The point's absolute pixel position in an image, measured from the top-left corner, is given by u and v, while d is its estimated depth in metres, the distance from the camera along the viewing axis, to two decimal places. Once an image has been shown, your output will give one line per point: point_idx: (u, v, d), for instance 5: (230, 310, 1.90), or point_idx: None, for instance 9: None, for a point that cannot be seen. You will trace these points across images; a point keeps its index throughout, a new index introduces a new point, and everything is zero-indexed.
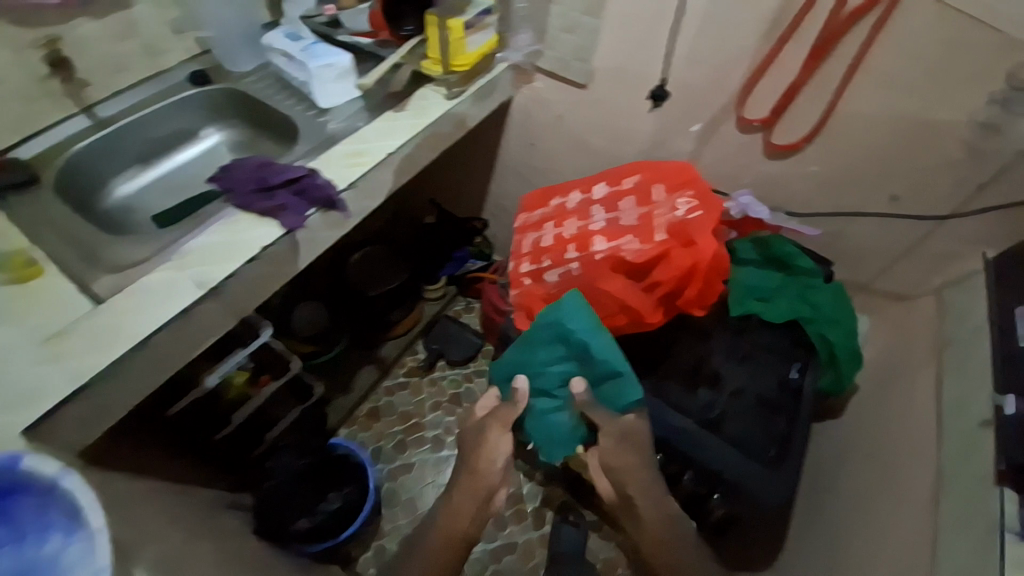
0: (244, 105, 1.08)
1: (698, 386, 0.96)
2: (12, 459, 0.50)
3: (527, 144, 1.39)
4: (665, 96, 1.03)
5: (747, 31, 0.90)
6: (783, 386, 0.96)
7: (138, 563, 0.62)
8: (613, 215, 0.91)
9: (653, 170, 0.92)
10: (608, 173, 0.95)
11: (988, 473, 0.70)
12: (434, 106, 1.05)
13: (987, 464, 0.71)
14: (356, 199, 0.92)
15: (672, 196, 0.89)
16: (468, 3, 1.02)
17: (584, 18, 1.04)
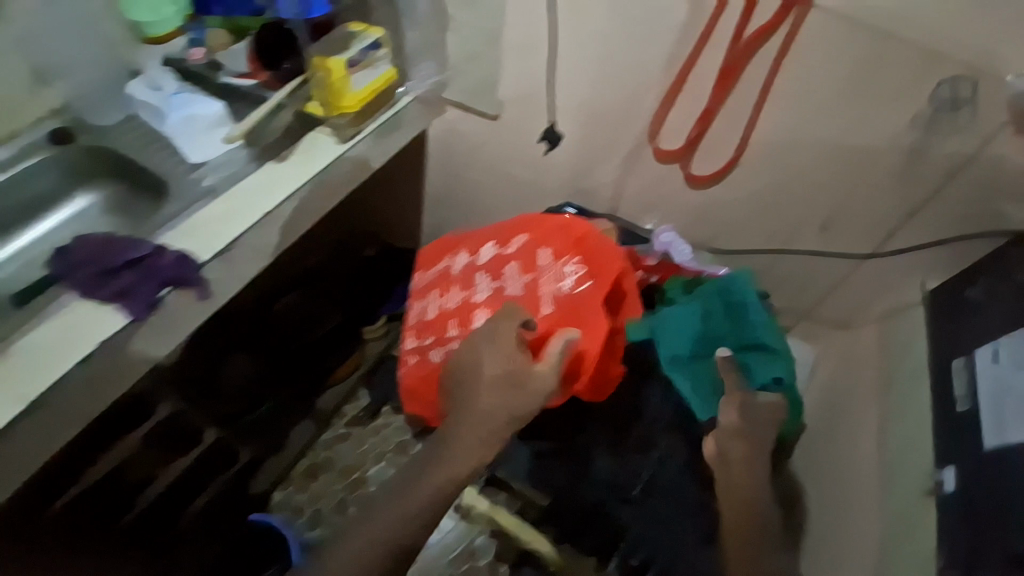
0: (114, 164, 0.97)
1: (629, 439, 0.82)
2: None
3: (450, 177, 1.29)
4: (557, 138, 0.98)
5: (649, 56, 0.82)
6: None
7: None
8: (498, 284, 0.78)
9: (544, 229, 0.79)
10: (495, 232, 0.83)
11: (932, 553, 0.62)
12: (324, 152, 0.95)
13: (931, 541, 0.63)
14: (225, 271, 0.82)
15: (562, 259, 0.77)
16: (352, 36, 0.93)
17: (481, 48, 0.96)
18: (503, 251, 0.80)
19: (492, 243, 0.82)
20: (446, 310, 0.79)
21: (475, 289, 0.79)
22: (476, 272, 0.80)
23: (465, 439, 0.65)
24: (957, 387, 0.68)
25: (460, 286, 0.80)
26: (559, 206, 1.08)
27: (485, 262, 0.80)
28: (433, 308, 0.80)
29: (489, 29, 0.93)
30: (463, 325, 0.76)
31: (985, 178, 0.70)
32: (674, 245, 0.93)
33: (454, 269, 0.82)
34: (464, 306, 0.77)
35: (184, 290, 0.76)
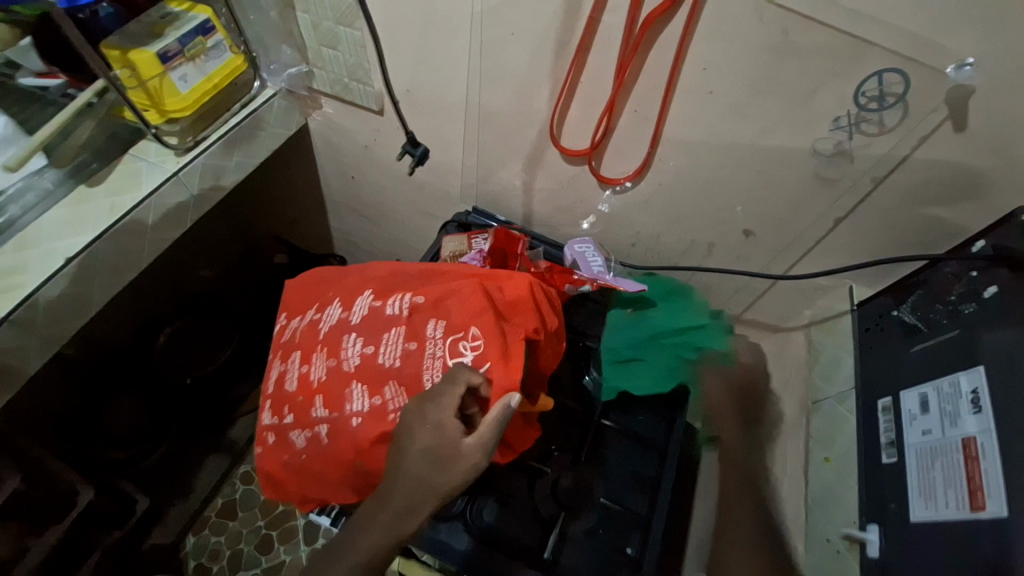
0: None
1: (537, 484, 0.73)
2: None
3: (347, 177, 1.11)
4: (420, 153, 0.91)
5: (535, 40, 0.67)
6: (639, 478, 0.76)
7: None
8: (369, 349, 0.62)
9: (435, 287, 0.65)
10: (381, 282, 0.68)
11: None
12: (151, 173, 0.78)
13: None
14: (23, 339, 0.67)
15: (457, 328, 0.61)
16: (171, 20, 0.73)
17: (341, 31, 0.79)
18: (381, 308, 0.64)
19: (370, 294, 0.67)
20: (309, 382, 0.63)
21: (342, 355, 0.63)
22: (347, 333, 0.64)
23: (424, 488, 0.54)
24: (881, 433, 0.62)
25: (326, 350, 0.64)
26: (464, 212, 0.97)
27: (360, 320, 0.64)
28: (294, 378, 0.65)
29: (345, 7, 0.75)
30: (330, 404, 0.62)
31: (917, 183, 0.61)
32: (585, 255, 0.83)
33: (324, 327, 0.66)
34: (330, 378, 0.62)
35: None
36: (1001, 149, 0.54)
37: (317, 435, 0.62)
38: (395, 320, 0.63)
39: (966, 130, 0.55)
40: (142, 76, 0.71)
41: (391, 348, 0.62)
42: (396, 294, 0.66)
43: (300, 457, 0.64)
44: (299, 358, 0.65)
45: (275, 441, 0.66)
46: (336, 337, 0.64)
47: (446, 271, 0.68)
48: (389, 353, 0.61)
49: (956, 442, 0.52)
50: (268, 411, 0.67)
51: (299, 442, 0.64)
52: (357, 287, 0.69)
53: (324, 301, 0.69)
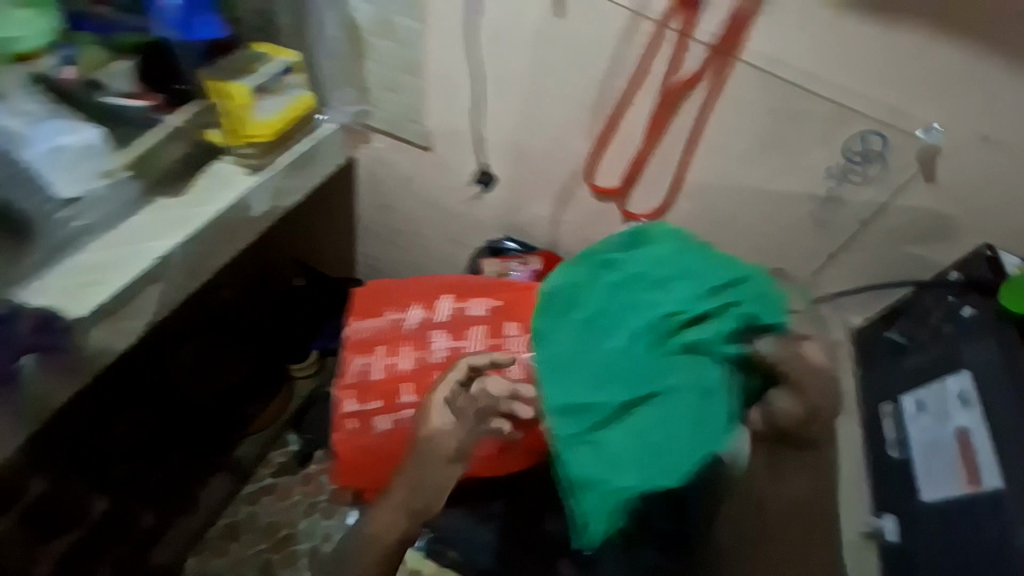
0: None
1: None
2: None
3: (383, 206, 1.21)
4: (492, 180, 0.98)
5: (578, 97, 0.81)
6: None
7: None
8: (456, 343, 0.71)
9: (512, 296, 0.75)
10: (455, 289, 0.78)
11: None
12: (227, 189, 0.85)
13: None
14: (106, 332, 0.72)
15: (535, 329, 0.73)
16: (257, 61, 0.86)
17: (404, 78, 0.91)
18: (465, 309, 0.74)
19: (449, 298, 0.75)
20: (396, 371, 0.71)
21: (428, 347, 0.71)
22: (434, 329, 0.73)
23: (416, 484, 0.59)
24: (887, 433, 0.72)
25: (414, 343, 0.72)
26: (496, 241, 1.06)
27: (444, 319, 0.74)
28: (380, 367, 0.71)
29: (412, 59, 0.88)
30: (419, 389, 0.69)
31: (898, 227, 0.74)
32: None
33: (407, 324, 0.74)
34: (419, 368, 0.70)
35: (47, 356, 0.66)
36: (962, 198, 0.68)
37: (401, 418, 0.69)
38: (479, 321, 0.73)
39: (935, 184, 0.68)
40: (233, 106, 0.82)
41: (474, 343, 0.72)
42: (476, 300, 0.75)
43: (383, 440, 0.69)
44: (385, 351, 0.72)
45: (355, 427, 0.70)
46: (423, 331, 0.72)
47: (510, 283, 0.78)
48: (473, 347, 0.71)
49: (953, 433, 0.62)
50: (349, 399, 0.71)
51: (382, 426, 0.69)
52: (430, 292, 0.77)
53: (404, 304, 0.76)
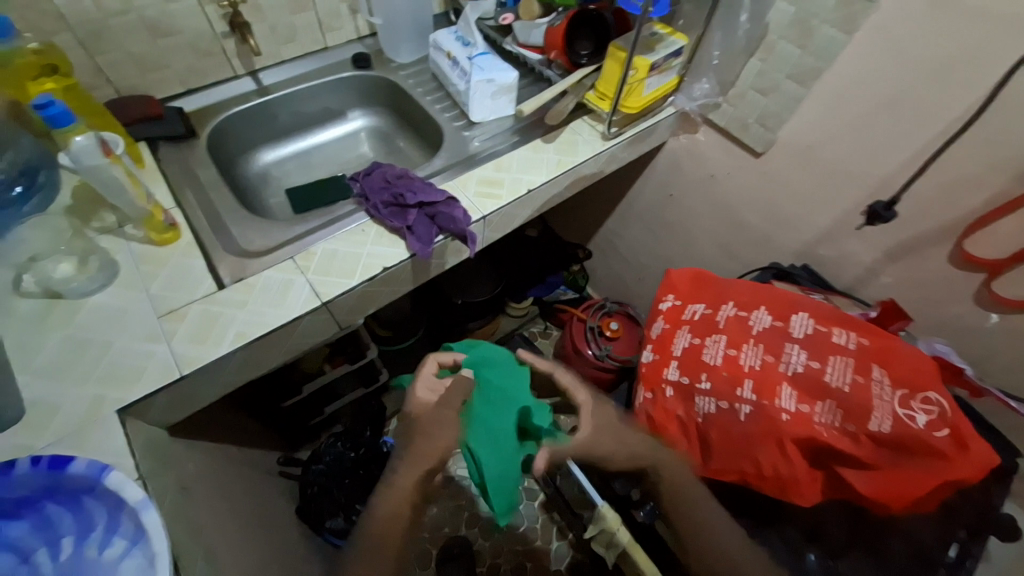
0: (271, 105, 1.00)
1: (802, 526, 0.76)
2: (100, 470, 0.50)
3: (665, 194, 1.26)
4: (887, 216, 0.86)
5: (1010, 156, 0.72)
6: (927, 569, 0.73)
7: (202, 537, 0.61)
8: (816, 364, 0.62)
9: (880, 339, 0.63)
10: (815, 308, 0.68)
11: None
12: (586, 145, 0.96)
13: None
14: (481, 231, 0.86)
15: (910, 386, 0.59)
16: (658, 40, 0.91)
17: (787, 84, 0.90)
18: (827, 333, 0.64)
19: (807, 315, 0.67)
20: (738, 364, 0.65)
21: (782, 357, 0.64)
22: (786, 340, 0.65)
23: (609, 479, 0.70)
24: None
25: (763, 345, 0.66)
26: (783, 266, 1.06)
27: (801, 334, 0.65)
28: (718, 353, 0.67)
29: (811, 71, 0.86)
30: (759, 390, 0.63)
31: None
32: (949, 355, 0.80)
33: (753, 324, 0.68)
34: (765, 370, 0.64)
35: (455, 238, 0.80)
36: None
37: (734, 411, 0.64)
38: (840, 352, 0.62)
39: None
40: (633, 76, 0.88)
41: (838, 372, 0.62)
42: (841, 330, 0.64)
43: (701, 422, 0.66)
44: (725, 341, 0.68)
45: (673, 395, 0.70)
46: (768, 336, 0.66)
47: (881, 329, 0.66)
48: (836, 376, 0.61)
49: None
50: (675, 367, 0.70)
51: (704, 408, 0.66)
52: (776, 299, 0.70)
53: (752, 302, 0.70)
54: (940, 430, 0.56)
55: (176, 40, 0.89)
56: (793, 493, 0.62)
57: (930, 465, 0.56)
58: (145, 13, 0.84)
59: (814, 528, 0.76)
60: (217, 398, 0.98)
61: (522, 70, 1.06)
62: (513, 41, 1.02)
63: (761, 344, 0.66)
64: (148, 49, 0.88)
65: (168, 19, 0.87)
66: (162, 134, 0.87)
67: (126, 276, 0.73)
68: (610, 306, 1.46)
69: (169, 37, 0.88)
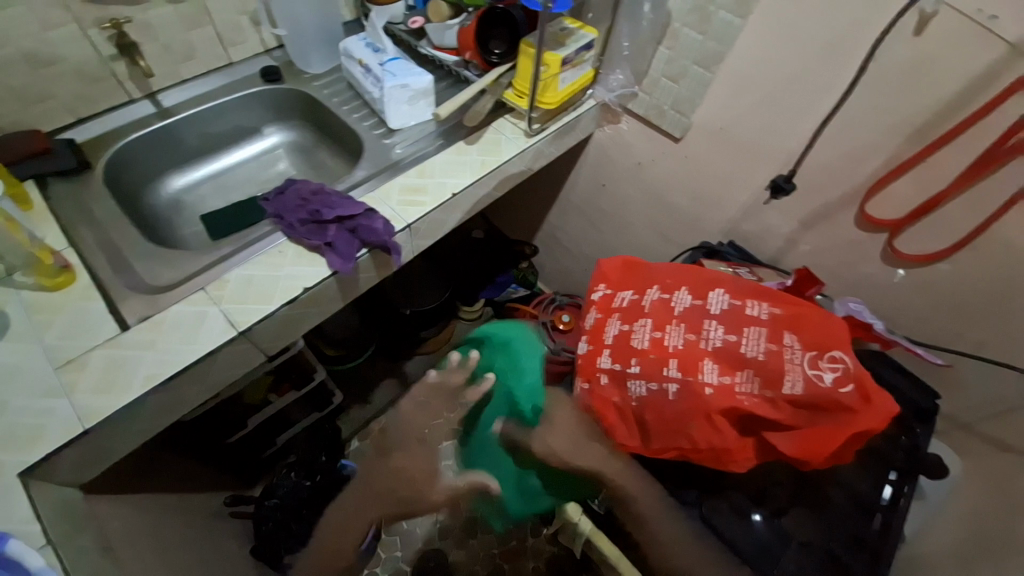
0: (175, 127, 0.94)
1: (749, 495, 0.78)
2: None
3: (598, 184, 1.28)
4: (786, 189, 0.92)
5: (894, 123, 0.77)
6: (864, 516, 0.78)
7: None
8: (732, 337, 0.65)
9: (791, 307, 0.66)
10: (731, 283, 0.71)
11: None
12: (509, 143, 0.96)
13: None
14: (409, 240, 0.85)
15: (818, 349, 0.62)
16: (569, 35, 0.92)
17: (694, 69, 0.94)
18: (741, 306, 0.67)
19: (723, 291, 0.69)
20: (664, 346, 0.67)
21: (703, 334, 0.67)
22: (706, 317, 0.68)
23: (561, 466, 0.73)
24: None
25: (685, 325, 0.68)
26: (714, 244, 1.10)
27: (719, 310, 0.68)
28: (645, 337, 0.69)
29: (714, 54, 0.89)
30: (684, 368, 0.65)
31: None
32: (863, 314, 0.85)
33: (675, 305, 0.70)
34: (688, 349, 0.66)
35: (379, 251, 0.78)
36: None
37: (663, 391, 0.65)
38: (753, 323, 0.65)
39: None
40: (545, 72, 0.89)
41: (753, 343, 0.64)
42: (754, 301, 0.67)
43: (635, 406, 0.68)
44: (651, 325, 0.70)
45: (608, 382, 0.71)
46: (690, 315, 0.69)
47: (790, 295, 0.70)
48: (752, 346, 0.64)
49: None
50: (607, 356, 0.71)
51: (636, 391, 0.68)
52: (696, 279, 0.72)
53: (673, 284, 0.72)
54: (846, 385, 0.59)
55: (59, 68, 0.83)
56: (728, 462, 0.64)
57: (842, 421, 0.60)
58: (21, 42, 0.78)
59: (758, 492, 0.79)
60: (145, 444, 0.92)
61: (439, 73, 1.04)
62: (428, 44, 1.00)
63: (684, 323, 0.68)
64: (27, 79, 0.81)
65: (47, 46, 0.80)
66: (52, 169, 0.80)
67: (18, 328, 0.67)
68: (560, 299, 1.49)
69: (51, 65, 0.82)
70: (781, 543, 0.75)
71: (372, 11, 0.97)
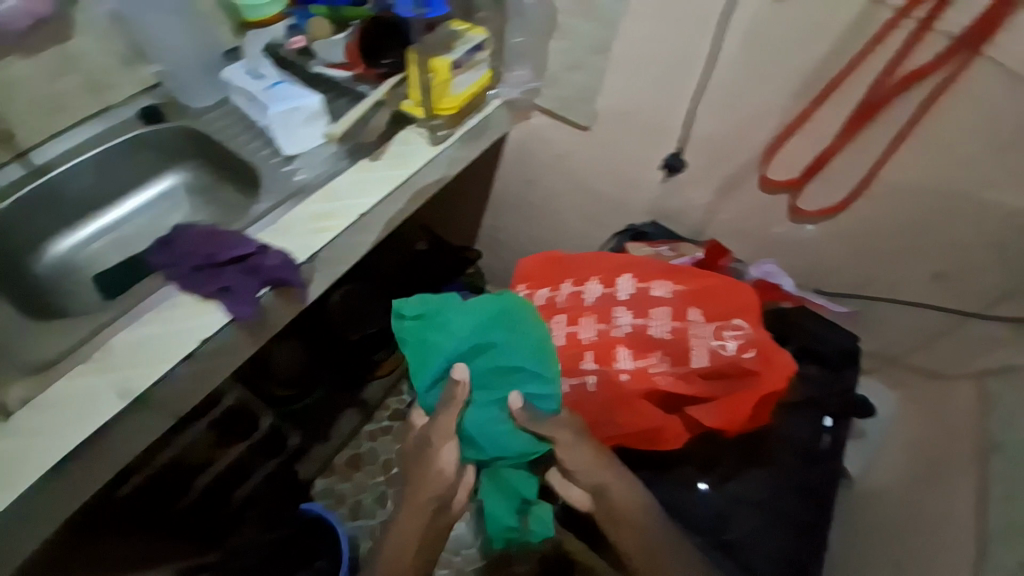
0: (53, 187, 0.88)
1: (698, 469, 0.79)
2: None
3: (525, 180, 1.24)
4: (681, 166, 0.94)
5: (778, 85, 0.78)
6: (807, 466, 0.81)
7: None
8: (641, 321, 0.65)
9: (692, 280, 0.68)
10: (636, 265, 0.71)
11: None
12: (418, 154, 0.92)
13: None
14: (320, 269, 0.81)
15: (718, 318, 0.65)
16: (456, 38, 0.91)
17: (590, 59, 0.92)
18: (646, 287, 0.68)
19: (628, 275, 0.70)
20: (578, 340, 0.67)
21: (613, 322, 0.66)
22: (615, 304, 0.68)
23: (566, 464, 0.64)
24: None
25: (596, 315, 0.68)
26: (641, 224, 1.07)
27: (626, 295, 0.68)
28: (559, 334, 0.68)
29: (603, 39, 0.89)
30: (599, 358, 0.65)
31: None
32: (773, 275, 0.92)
33: (585, 295, 0.70)
34: (601, 339, 0.66)
35: (283, 287, 0.75)
36: None
37: (582, 384, 0.65)
38: (658, 303, 0.66)
39: None
40: (434, 79, 0.87)
41: (660, 323, 0.65)
42: (657, 279, 0.69)
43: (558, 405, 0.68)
44: (564, 320, 0.69)
45: None
46: (599, 305, 0.69)
47: (693, 269, 0.70)
48: (659, 327, 0.65)
49: None
50: None
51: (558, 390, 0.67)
52: (603, 267, 0.72)
53: (581, 274, 0.72)
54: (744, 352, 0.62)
55: None
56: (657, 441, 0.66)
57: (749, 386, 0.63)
58: None
59: (707, 460, 0.79)
60: (70, 530, 0.86)
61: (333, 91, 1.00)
62: (319, 63, 0.95)
63: (594, 313, 0.68)
64: None
65: None
66: None
67: None
68: None
69: None
70: (730, 509, 0.77)
71: (249, 36, 0.96)
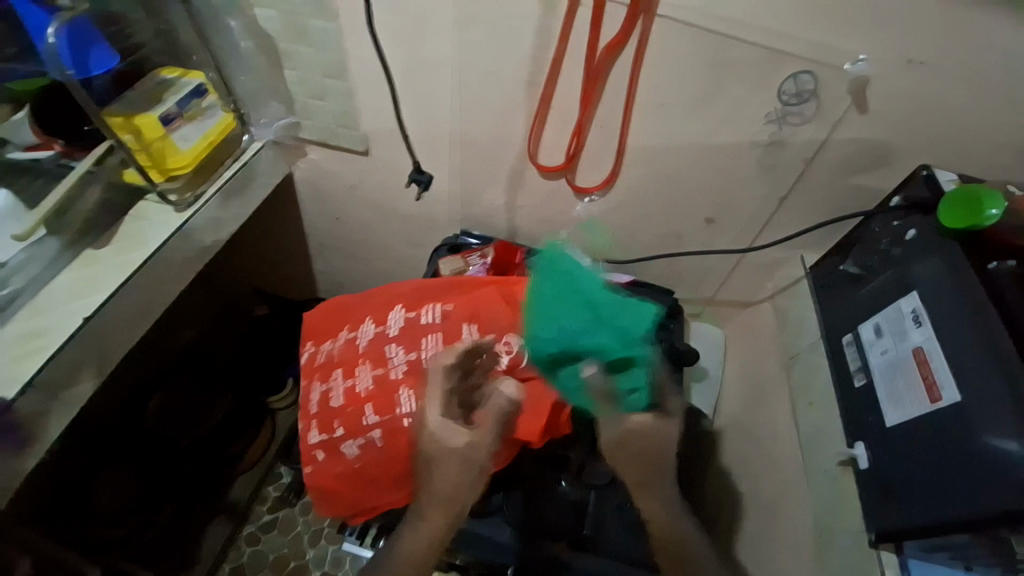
0: None
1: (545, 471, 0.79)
2: None
3: (332, 218, 1.13)
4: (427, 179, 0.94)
5: (508, 78, 0.78)
6: None
7: None
8: (412, 355, 0.69)
9: (459, 300, 0.73)
10: (408, 298, 0.74)
11: (864, 536, 0.65)
12: (159, 229, 0.79)
13: (860, 526, 0.66)
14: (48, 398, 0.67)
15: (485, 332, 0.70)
16: (166, 88, 0.80)
17: (329, 83, 0.86)
18: (414, 318, 0.72)
19: (400, 308, 0.73)
20: (357, 394, 0.68)
21: (388, 364, 0.69)
22: (387, 344, 0.70)
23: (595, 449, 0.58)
24: (849, 363, 0.73)
25: (371, 362, 0.70)
26: (455, 235, 1.01)
27: (397, 334, 0.71)
28: (339, 393, 0.69)
29: (334, 63, 0.83)
30: (380, 408, 0.67)
31: (842, 158, 0.76)
32: None
33: (361, 342, 0.72)
34: (378, 387, 0.68)
35: None
36: (898, 125, 0.70)
37: (370, 439, 0.67)
38: (426, 333, 0.70)
39: (869, 112, 0.70)
40: (145, 138, 0.76)
41: (431, 352, 0.69)
42: (429, 305, 0.73)
43: (354, 466, 0.68)
44: (343, 374, 0.70)
45: (325, 456, 0.70)
46: (374, 351, 0.70)
47: (470, 283, 0.75)
48: (430, 357, 0.68)
49: (908, 353, 0.64)
50: (315, 429, 0.70)
51: (351, 451, 0.68)
52: (379, 311, 0.75)
53: (356, 321, 0.74)
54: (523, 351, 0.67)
55: None
56: None
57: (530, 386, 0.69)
58: None
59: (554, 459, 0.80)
60: None
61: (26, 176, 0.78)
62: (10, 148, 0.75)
63: (372, 362, 0.70)
64: None
65: None
66: None
67: None
68: None
69: None
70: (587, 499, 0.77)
71: None
